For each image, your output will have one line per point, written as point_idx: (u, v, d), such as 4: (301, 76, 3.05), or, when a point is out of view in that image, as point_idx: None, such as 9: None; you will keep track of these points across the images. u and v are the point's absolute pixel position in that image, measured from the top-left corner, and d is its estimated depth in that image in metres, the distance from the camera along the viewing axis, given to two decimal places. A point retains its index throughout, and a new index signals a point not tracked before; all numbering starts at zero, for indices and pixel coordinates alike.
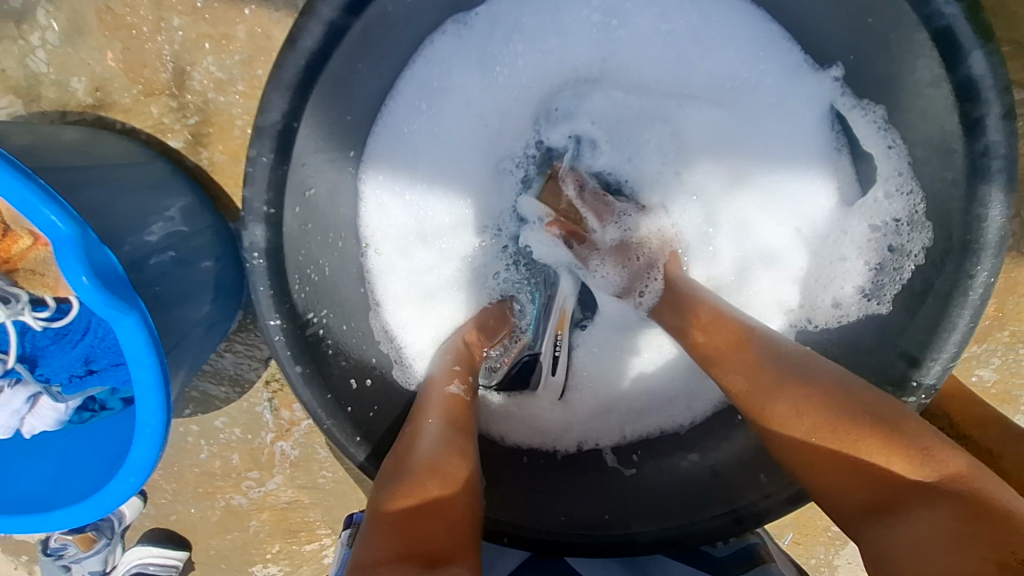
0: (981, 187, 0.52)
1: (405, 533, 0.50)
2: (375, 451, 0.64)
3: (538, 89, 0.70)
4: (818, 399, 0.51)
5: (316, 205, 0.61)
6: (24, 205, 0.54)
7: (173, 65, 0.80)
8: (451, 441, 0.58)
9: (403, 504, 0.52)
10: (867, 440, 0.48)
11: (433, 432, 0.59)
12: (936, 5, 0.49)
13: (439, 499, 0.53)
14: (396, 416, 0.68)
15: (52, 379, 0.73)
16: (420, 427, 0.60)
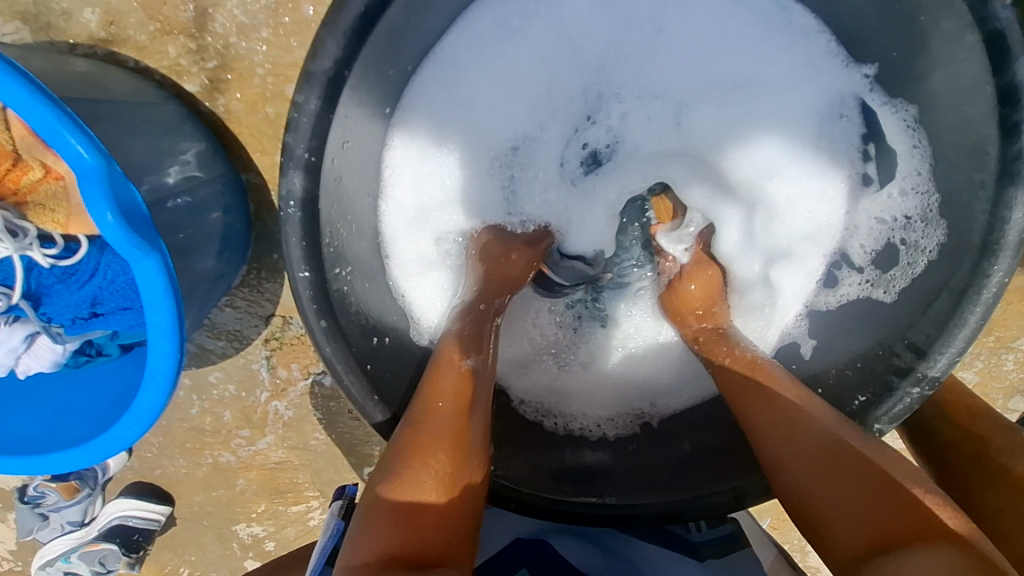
0: (1008, 190, 0.53)
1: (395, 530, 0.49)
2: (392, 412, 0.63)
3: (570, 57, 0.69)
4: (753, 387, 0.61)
5: (352, 157, 0.60)
6: (49, 131, 0.52)
7: (194, 5, 0.77)
8: (455, 428, 0.56)
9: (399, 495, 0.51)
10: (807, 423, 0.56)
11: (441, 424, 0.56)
12: (993, 7, 0.50)
13: (435, 488, 0.52)
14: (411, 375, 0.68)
15: (54, 320, 0.70)
16: (428, 408, 0.57)
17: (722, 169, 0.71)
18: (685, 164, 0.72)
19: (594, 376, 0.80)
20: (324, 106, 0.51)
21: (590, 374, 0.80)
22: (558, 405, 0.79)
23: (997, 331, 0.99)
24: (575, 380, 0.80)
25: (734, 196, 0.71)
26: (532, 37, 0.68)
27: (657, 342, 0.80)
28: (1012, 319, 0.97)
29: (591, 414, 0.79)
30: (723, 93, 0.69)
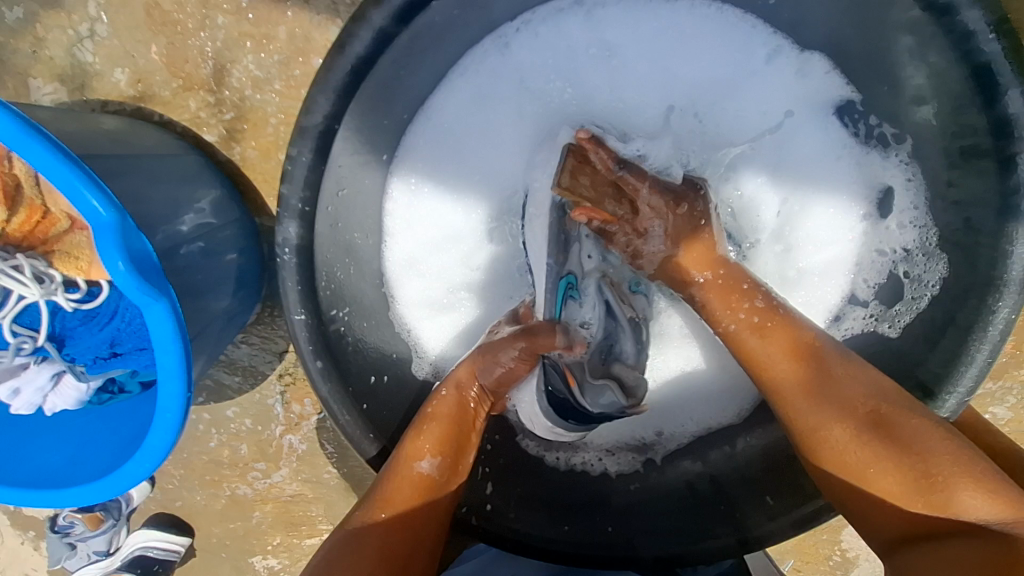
0: (1009, 224, 0.53)
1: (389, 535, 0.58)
2: (386, 449, 0.65)
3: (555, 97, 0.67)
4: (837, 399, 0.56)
5: (346, 205, 0.62)
6: (68, 188, 0.57)
7: (214, 62, 0.82)
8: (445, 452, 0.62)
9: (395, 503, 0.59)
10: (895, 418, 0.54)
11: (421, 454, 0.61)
12: (976, 41, 0.51)
13: (420, 502, 0.60)
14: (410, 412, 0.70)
15: (77, 360, 0.74)
16: (422, 432, 0.62)
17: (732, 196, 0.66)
18: None
19: (609, 403, 0.78)
20: (316, 159, 0.54)
21: None
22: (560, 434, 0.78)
23: None
24: None
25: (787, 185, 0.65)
26: (523, 82, 0.67)
27: (681, 376, 0.77)
28: None
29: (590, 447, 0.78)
30: (717, 131, 0.66)
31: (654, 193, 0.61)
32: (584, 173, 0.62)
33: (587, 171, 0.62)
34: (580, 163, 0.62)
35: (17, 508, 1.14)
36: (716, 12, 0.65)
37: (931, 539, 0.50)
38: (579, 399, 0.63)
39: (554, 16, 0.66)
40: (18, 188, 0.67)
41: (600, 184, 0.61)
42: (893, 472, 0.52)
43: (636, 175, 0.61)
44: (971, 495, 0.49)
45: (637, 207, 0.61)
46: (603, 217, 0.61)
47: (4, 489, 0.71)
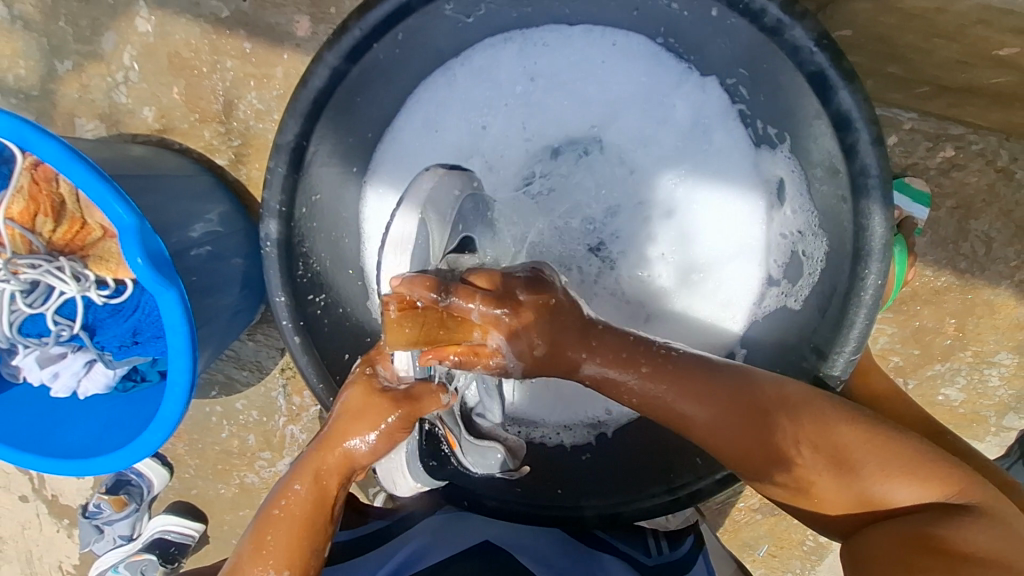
0: (862, 203, 0.62)
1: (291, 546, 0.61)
2: None
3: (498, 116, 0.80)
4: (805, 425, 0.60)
5: (322, 209, 0.75)
6: (100, 198, 0.70)
7: (223, 98, 0.98)
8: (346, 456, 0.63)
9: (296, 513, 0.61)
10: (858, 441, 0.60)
11: (337, 446, 0.62)
12: (806, 54, 0.60)
13: (320, 507, 0.62)
14: None
15: (106, 347, 0.88)
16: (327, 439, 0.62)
17: (653, 197, 0.80)
18: (615, 201, 0.80)
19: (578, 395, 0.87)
20: (290, 169, 0.67)
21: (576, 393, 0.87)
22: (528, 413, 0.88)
23: (974, 346, 0.97)
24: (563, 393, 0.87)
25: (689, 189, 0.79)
26: (469, 106, 0.80)
27: None
28: (988, 333, 0.96)
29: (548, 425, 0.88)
30: (638, 142, 0.79)
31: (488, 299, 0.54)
32: (412, 323, 0.52)
33: (412, 324, 0.52)
34: (406, 320, 0.51)
35: (56, 496, 1.28)
36: (629, 44, 0.78)
37: (873, 524, 0.59)
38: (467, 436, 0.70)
39: (488, 48, 0.78)
40: (62, 204, 0.82)
41: (433, 329, 0.53)
42: (838, 480, 0.59)
43: (466, 296, 0.54)
44: (896, 483, 0.58)
45: (477, 320, 0.54)
46: (468, 355, 0.56)
47: (42, 458, 0.83)
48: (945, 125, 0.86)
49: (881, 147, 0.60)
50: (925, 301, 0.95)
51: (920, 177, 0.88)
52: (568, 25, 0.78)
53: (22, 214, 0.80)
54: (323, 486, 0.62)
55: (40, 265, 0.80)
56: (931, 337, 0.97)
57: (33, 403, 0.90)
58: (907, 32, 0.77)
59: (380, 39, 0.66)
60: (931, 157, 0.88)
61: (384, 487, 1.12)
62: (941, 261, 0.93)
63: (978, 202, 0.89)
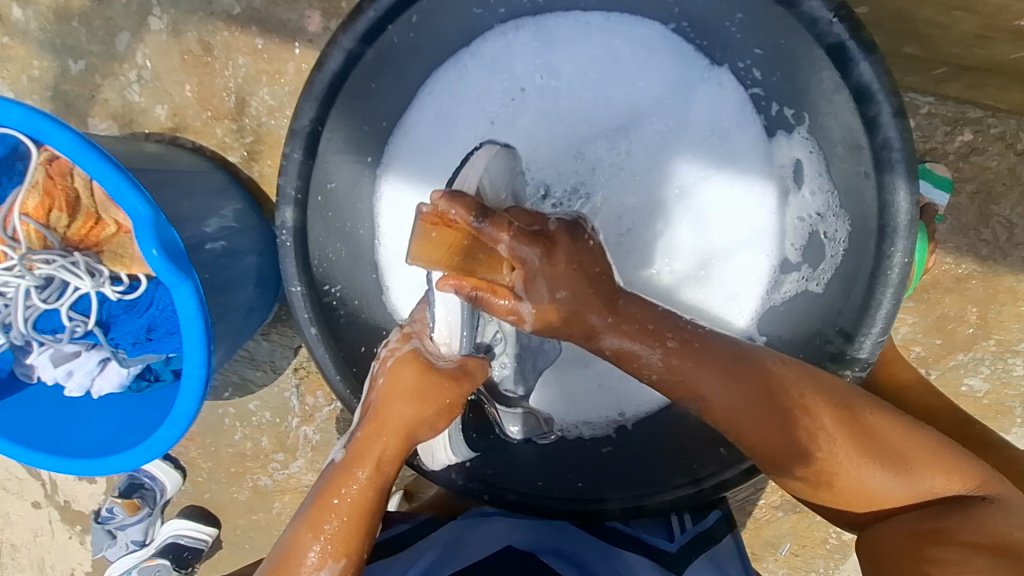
0: (886, 177, 0.60)
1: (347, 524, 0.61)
2: None
3: (510, 102, 0.79)
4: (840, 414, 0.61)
5: (336, 197, 0.74)
6: (115, 188, 0.69)
7: (236, 95, 0.98)
8: (397, 429, 0.63)
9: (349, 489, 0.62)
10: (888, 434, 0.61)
11: (392, 427, 0.63)
12: (824, 26, 0.59)
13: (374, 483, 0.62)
14: None
15: (120, 345, 0.87)
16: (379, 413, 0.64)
17: (671, 183, 0.78)
18: (632, 188, 0.78)
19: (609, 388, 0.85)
20: (305, 155, 0.66)
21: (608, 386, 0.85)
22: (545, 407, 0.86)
23: (997, 334, 0.95)
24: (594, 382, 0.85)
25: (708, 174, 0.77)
26: (482, 94, 0.79)
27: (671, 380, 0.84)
28: (1011, 321, 0.94)
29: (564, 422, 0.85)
30: (654, 127, 0.78)
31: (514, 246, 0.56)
32: (438, 240, 0.53)
33: (449, 228, 0.54)
34: (439, 240, 0.54)
35: (68, 502, 1.27)
36: (642, 31, 0.78)
37: (888, 518, 0.61)
38: (499, 406, 0.75)
39: (503, 36, 0.78)
40: (77, 198, 0.81)
41: (456, 256, 0.55)
42: (861, 466, 0.60)
43: (500, 226, 0.55)
44: (914, 472, 0.60)
45: (502, 254, 0.57)
46: (483, 290, 0.57)
47: (55, 457, 0.82)
48: (963, 108, 0.85)
49: (903, 119, 0.59)
50: (947, 289, 0.94)
51: (939, 161, 0.87)
52: (582, 13, 0.78)
53: (37, 209, 0.80)
54: (382, 470, 0.63)
55: (54, 260, 0.79)
56: (952, 326, 0.95)
57: (46, 401, 0.90)
58: (925, 6, 0.76)
59: (394, 23, 0.65)
60: (950, 141, 0.86)
61: (399, 488, 1.11)
62: (962, 248, 0.92)
63: (999, 186, 0.88)
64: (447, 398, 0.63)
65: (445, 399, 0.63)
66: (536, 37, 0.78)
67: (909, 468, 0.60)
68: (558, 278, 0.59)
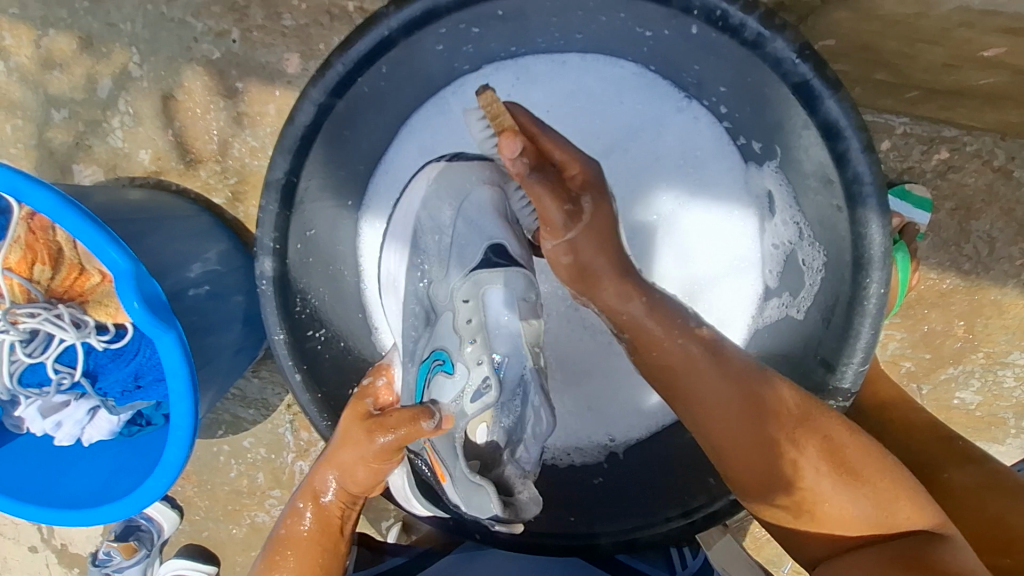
0: (859, 211, 0.61)
1: (302, 561, 0.69)
2: None
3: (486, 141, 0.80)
4: (812, 434, 0.58)
5: (317, 244, 0.75)
6: (95, 245, 0.70)
7: (218, 138, 0.98)
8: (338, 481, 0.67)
9: (303, 526, 0.69)
10: (864, 463, 0.59)
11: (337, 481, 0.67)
12: (789, 66, 0.60)
13: (324, 523, 0.69)
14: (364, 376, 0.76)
15: (108, 394, 0.87)
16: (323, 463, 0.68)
17: (648, 215, 0.79)
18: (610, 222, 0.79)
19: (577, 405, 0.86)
20: (281, 206, 0.67)
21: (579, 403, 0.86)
22: None
23: (986, 347, 0.95)
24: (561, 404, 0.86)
25: (684, 207, 0.79)
26: (458, 135, 0.80)
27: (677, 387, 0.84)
28: (999, 333, 0.94)
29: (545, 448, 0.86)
30: (631, 165, 0.79)
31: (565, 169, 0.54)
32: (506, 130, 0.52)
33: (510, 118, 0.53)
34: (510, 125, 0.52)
35: (64, 545, 1.26)
36: (619, 70, 0.78)
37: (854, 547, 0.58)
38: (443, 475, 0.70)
39: (479, 76, 0.79)
40: (60, 251, 0.82)
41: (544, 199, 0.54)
42: (835, 492, 0.58)
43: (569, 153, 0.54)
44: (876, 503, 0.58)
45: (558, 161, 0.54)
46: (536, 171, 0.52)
47: (47, 509, 0.83)
48: (938, 127, 0.85)
49: (872, 153, 0.60)
50: (932, 304, 0.94)
51: (918, 180, 0.88)
52: (558, 52, 0.79)
53: (20, 264, 0.80)
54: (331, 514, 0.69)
55: (38, 314, 0.80)
56: (940, 340, 0.95)
57: (36, 453, 0.90)
58: (890, 39, 0.77)
59: (365, 73, 0.66)
60: (927, 159, 0.87)
61: (395, 520, 1.10)
62: (945, 263, 0.92)
63: (978, 201, 0.88)
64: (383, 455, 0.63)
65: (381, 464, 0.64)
66: (511, 77, 0.79)
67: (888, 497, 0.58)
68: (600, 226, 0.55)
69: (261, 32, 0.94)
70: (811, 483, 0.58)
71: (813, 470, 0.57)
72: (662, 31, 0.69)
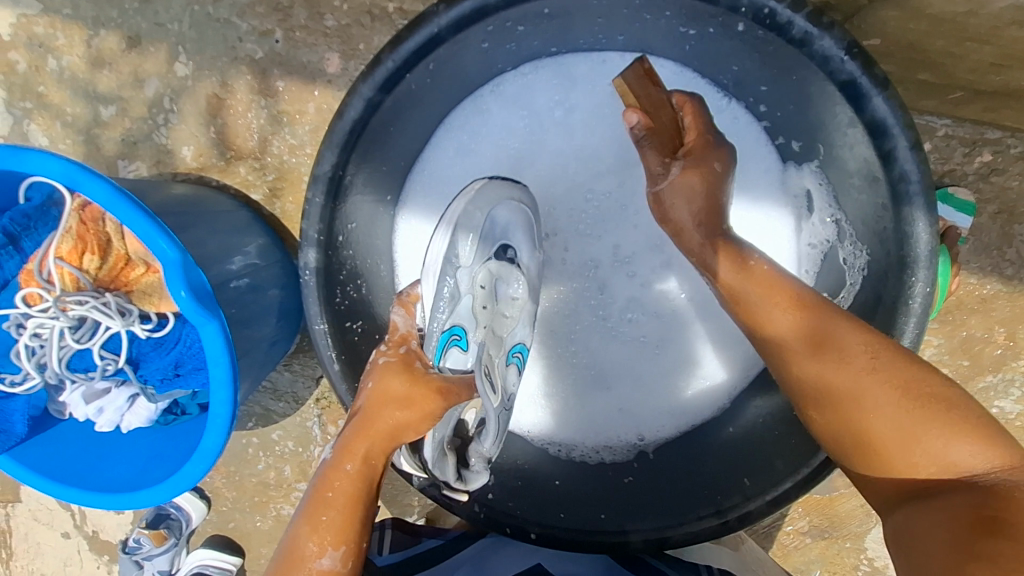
0: (904, 210, 0.61)
1: (334, 527, 0.60)
2: None
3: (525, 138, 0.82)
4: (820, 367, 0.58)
5: (358, 237, 0.76)
6: (146, 234, 0.72)
7: (258, 135, 1.01)
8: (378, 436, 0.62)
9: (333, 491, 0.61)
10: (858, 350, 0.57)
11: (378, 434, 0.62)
12: (836, 64, 0.60)
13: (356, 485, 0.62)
14: None
15: (149, 381, 0.89)
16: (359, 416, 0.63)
17: None
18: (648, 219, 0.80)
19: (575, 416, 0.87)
20: (326, 199, 0.68)
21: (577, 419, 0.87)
22: (548, 435, 0.87)
23: None
24: (562, 419, 0.87)
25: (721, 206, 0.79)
26: (496, 132, 0.82)
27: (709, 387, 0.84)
28: None
29: (575, 450, 0.86)
30: None
31: (682, 104, 0.66)
32: (644, 82, 0.65)
33: (665, 108, 0.65)
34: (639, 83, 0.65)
35: (96, 532, 1.29)
36: (658, 70, 0.79)
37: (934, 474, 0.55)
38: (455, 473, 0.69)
39: (518, 76, 0.81)
40: (108, 241, 0.85)
41: (660, 121, 0.64)
42: (870, 399, 0.56)
43: (677, 101, 0.65)
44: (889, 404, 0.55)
45: (671, 104, 0.66)
46: (651, 129, 0.64)
47: (88, 493, 0.84)
48: (980, 130, 0.84)
49: (919, 151, 0.59)
50: (972, 310, 0.92)
51: (959, 183, 0.87)
52: (598, 52, 0.80)
53: (70, 253, 0.82)
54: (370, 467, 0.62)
55: (87, 301, 0.82)
56: (979, 347, 0.93)
57: (79, 437, 0.93)
58: (939, 37, 0.77)
59: (411, 70, 0.67)
60: (968, 162, 0.86)
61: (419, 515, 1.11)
62: (986, 268, 0.90)
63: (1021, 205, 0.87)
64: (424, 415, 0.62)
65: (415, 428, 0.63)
66: (550, 77, 0.81)
67: (879, 412, 0.56)
68: (698, 156, 0.61)
69: (303, 32, 0.97)
70: (859, 392, 0.56)
71: (842, 373, 0.57)
72: (705, 29, 0.69)
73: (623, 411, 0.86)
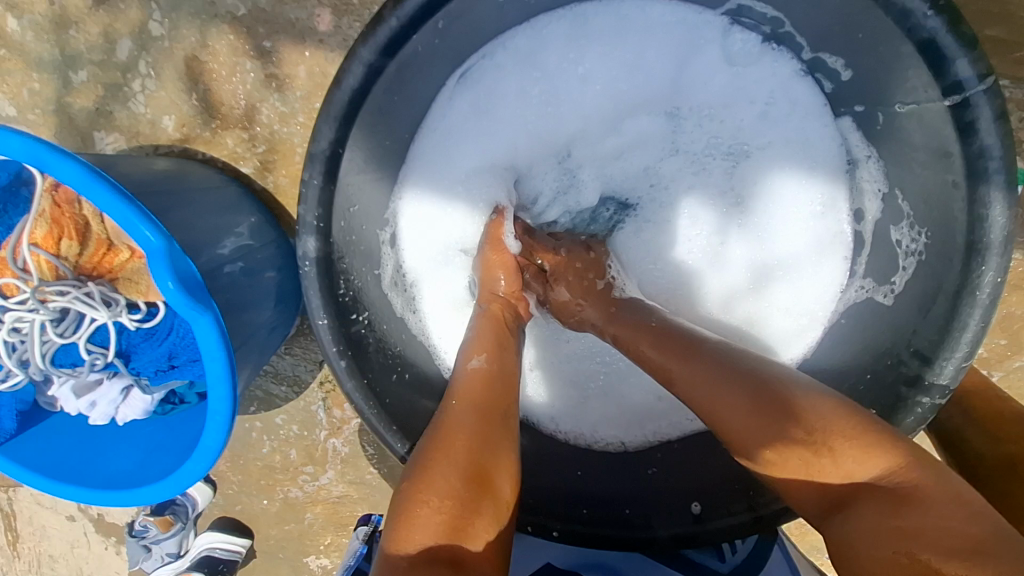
0: (981, 188, 0.56)
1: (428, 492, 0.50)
2: (392, 416, 0.69)
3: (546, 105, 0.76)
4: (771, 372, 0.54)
5: (360, 220, 0.69)
6: (126, 221, 0.65)
7: (245, 103, 0.92)
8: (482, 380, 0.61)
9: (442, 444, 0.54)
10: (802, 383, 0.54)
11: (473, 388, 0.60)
12: (915, 18, 0.55)
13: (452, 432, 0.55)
14: (418, 377, 0.76)
15: (142, 372, 0.83)
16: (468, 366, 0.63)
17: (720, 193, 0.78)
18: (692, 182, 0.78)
19: (603, 403, 0.84)
20: (326, 180, 0.61)
21: (607, 410, 0.83)
22: (561, 423, 0.84)
23: None
24: (586, 415, 0.83)
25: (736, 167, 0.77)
26: (512, 98, 0.75)
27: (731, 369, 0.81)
28: None
29: (599, 440, 0.82)
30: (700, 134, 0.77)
31: None
32: None
33: None
34: None
35: (101, 515, 1.27)
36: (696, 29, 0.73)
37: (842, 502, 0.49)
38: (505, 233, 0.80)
39: (532, 34, 0.73)
40: (87, 226, 0.78)
41: None
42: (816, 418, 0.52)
43: None
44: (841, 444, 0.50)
45: None
46: None
47: (85, 489, 0.80)
48: None
49: (1003, 122, 0.54)
50: (1015, 287, 0.86)
51: None
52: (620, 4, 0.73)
53: (45, 239, 0.76)
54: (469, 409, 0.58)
55: (67, 292, 0.76)
56: (1019, 325, 0.88)
57: (72, 430, 0.88)
58: None
59: (418, 30, 0.59)
60: None
61: None
62: None
63: None
64: (504, 354, 0.65)
65: (491, 362, 0.63)
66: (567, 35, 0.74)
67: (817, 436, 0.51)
68: None
69: None
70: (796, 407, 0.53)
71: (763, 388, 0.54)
72: None
73: (647, 418, 0.83)
